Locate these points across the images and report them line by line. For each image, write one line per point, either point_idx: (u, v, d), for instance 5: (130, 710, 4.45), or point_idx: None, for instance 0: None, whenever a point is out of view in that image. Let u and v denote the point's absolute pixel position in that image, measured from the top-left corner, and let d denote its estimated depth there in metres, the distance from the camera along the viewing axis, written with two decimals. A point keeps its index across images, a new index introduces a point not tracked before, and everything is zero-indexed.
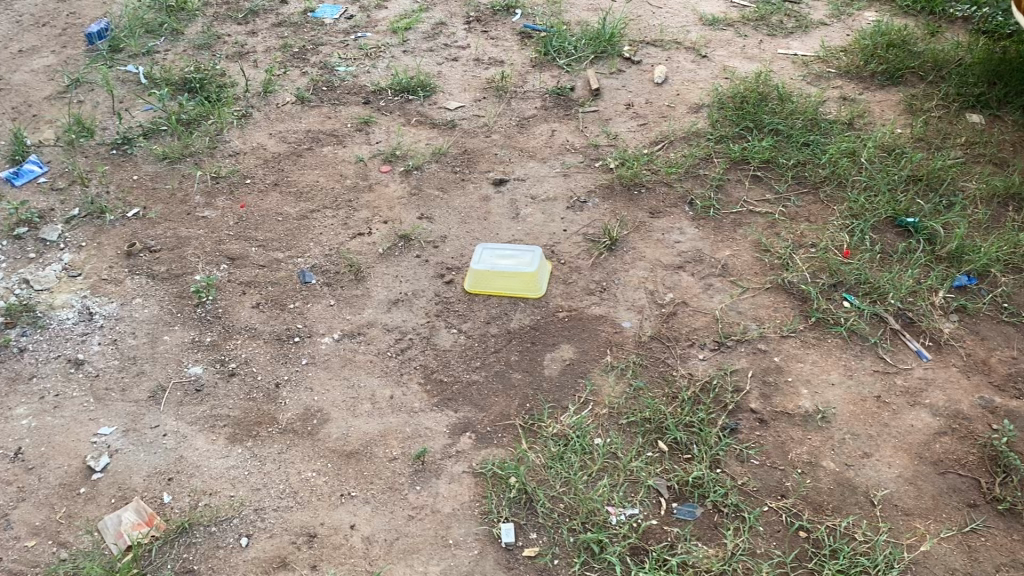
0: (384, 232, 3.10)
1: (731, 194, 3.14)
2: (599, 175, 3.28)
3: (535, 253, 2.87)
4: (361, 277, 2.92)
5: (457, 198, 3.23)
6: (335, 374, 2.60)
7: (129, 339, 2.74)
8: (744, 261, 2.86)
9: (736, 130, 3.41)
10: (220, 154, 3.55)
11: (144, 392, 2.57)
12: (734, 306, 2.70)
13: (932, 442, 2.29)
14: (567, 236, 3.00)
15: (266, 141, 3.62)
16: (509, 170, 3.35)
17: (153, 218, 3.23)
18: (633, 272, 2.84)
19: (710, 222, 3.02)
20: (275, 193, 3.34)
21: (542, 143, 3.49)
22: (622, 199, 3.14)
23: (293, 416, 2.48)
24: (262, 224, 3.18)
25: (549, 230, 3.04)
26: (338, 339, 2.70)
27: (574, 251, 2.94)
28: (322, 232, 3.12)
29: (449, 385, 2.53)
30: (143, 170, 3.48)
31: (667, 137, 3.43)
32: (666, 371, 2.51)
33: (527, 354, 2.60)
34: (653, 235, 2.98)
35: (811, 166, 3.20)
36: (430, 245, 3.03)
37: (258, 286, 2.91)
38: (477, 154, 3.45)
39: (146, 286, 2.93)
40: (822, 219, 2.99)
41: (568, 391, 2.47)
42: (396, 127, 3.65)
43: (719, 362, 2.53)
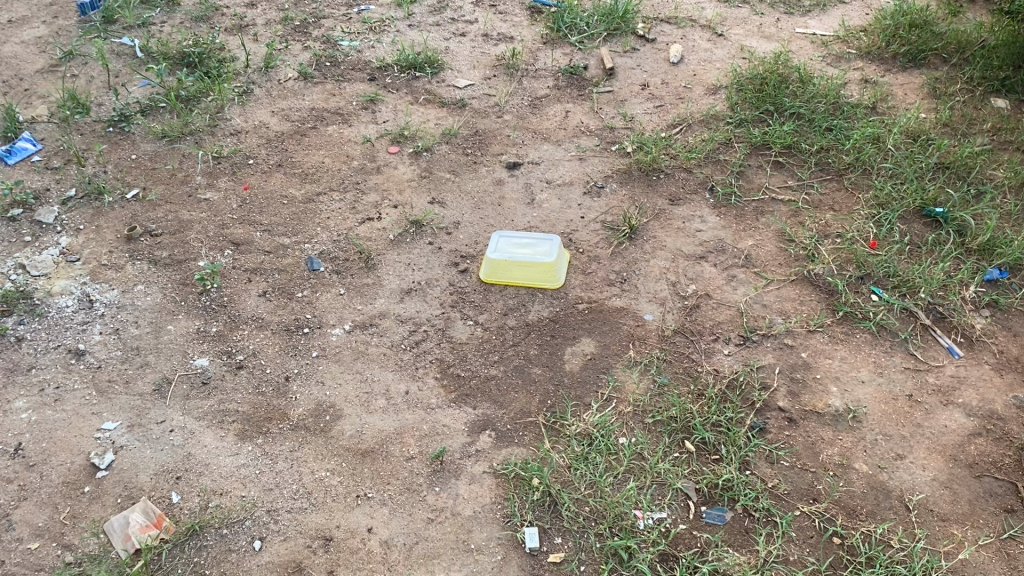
0: (395, 217, 2.99)
1: (753, 180, 3.04)
2: (615, 159, 3.18)
3: (553, 242, 2.77)
4: (372, 264, 2.82)
5: (469, 181, 3.12)
6: (348, 367, 2.51)
7: (132, 329, 2.64)
8: (769, 251, 2.77)
9: (756, 112, 3.31)
10: (220, 133, 3.42)
11: (149, 385, 2.48)
12: (759, 299, 2.62)
13: (966, 444, 2.23)
14: (584, 224, 2.91)
15: (269, 120, 3.49)
16: (522, 152, 3.24)
17: (154, 200, 3.11)
18: (654, 263, 2.75)
19: (732, 210, 2.92)
20: (280, 174, 3.22)
21: (556, 125, 3.38)
22: (640, 185, 3.05)
23: (305, 412, 2.39)
24: (267, 208, 3.07)
25: (566, 217, 2.94)
26: (349, 331, 2.61)
27: (592, 240, 2.84)
28: (329, 216, 3.01)
29: (467, 380, 2.45)
30: (141, 149, 3.36)
31: (684, 121, 3.33)
32: (692, 367, 2.43)
33: (546, 348, 2.52)
34: (674, 223, 2.89)
35: (835, 152, 3.10)
36: (442, 231, 2.93)
37: (264, 273, 2.81)
38: (489, 135, 3.34)
39: (148, 273, 2.82)
40: (847, 208, 2.90)
41: (590, 388, 2.39)
42: (403, 105, 3.53)
43: (746, 358, 2.45)
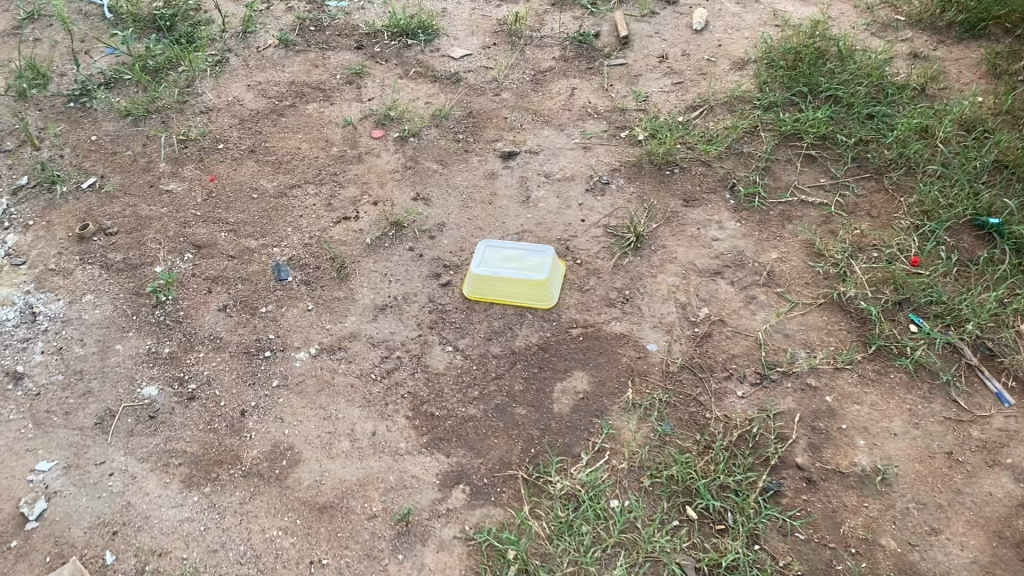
0: (374, 217, 2.68)
1: (780, 178, 2.68)
2: (624, 148, 2.82)
3: (546, 253, 2.43)
4: (344, 275, 2.52)
5: (458, 174, 2.79)
6: (310, 401, 2.23)
7: (76, 348, 2.38)
8: (794, 267, 2.43)
9: (786, 94, 2.92)
10: (189, 110, 3.10)
11: (90, 417, 2.23)
12: (779, 327, 2.29)
13: (1014, 517, 1.90)
14: (585, 229, 2.58)
15: (244, 95, 3.16)
16: (520, 138, 2.89)
17: (111, 192, 2.81)
18: (661, 279, 2.42)
19: (754, 215, 2.57)
20: (251, 162, 2.91)
21: (559, 104, 3.01)
22: (652, 181, 2.69)
23: (259, 455, 2.13)
24: (234, 203, 2.77)
25: (564, 219, 2.61)
26: (315, 355, 2.33)
27: (592, 250, 2.52)
28: (302, 214, 2.72)
29: (441, 420, 2.16)
30: (102, 128, 3.05)
31: (704, 102, 2.94)
32: (698, 413, 2.13)
33: (534, 382, 2.22)
34: (686, 230, 2.54)
35: (876, 145, 2.72)
36: (425, 235, 2.62)
37: (226, 283, 2.52)
38: (485, 117, 2.99)
39: (99, 280, 2.55)
40: (886, 216, 2.54)
41: (581, 435, 2.10)
42: (391, 80, 3.19)
43: (761, 402, 2.15)
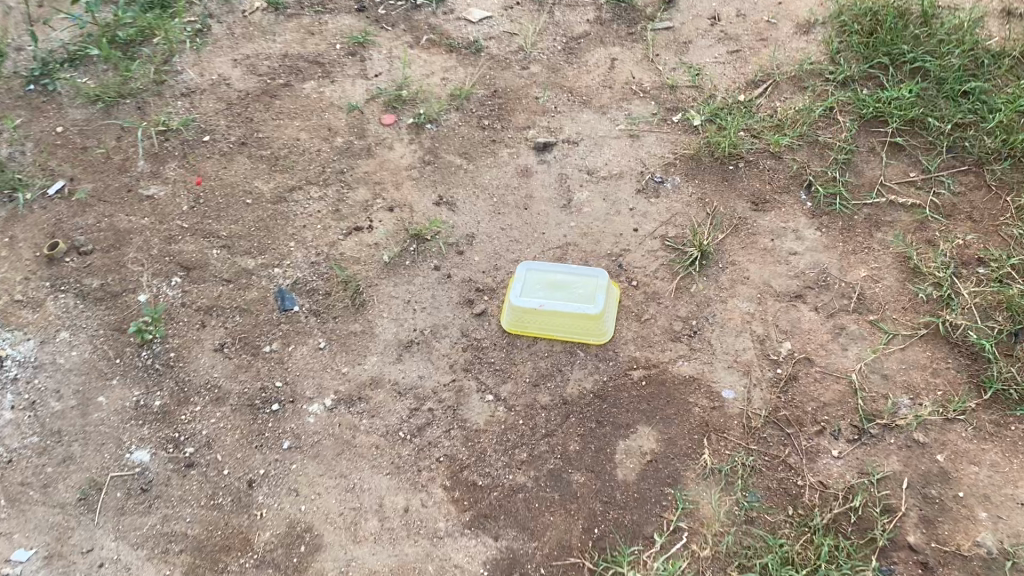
0: (390, 227, 2.31)
1: (863, 173, 2.30)
2: (678, 136, 2.42)
3: (601, 279, 2.07)
4: (360, 303, 2.16)
5: (485, 171, 2.41)
6: (329, 468, 1.90)
7: (52, 402, 2.03)
8: (888, 288, 2.08)
9: (864, 66, 2.51)
10: (168, 93, 2.68)
11: (72, 491, 1.90)
12: (877, 367, 1.96)
13: None
14: (638, 242, 2.21)
15: (230, 72, 2.74)
16: (555, 125, 2.49)
17: (83, 199, 2.42)
18: (732, 306, 2.07)
19: (836, 221, 2.20)
20: (243, 157, 2.50)
21: (598, 80, 2.60)
22: (713, 180, 2.31)
23: (272, 538, 1.80)
24: (226, 210, 2.38)
25: (614, 229, 2.24)
26: (331, 408, 1.99)
27: (649, 269, 2.16)
28: (305, 224, 2.33)
29: (485, 492, 1.84)
30: (69, 117, 2.63)
31: (767, 76, 2.54)
32: (789, 480, 1.80)
33: (592, 442, 1.89)
34: (758, 242, 2.18)
35: (974, 131, 2.33)
36: (452, 250, 2.25)
37: (222, 315, 2.16)
38: (512, 98, 2.58)
39: (75, 313, 2.19)
40: (992, 221, 2.17)
41: (652, 510, 1.78)
42: (400, 50, 2.76)
43: (861, 465, 1.83)
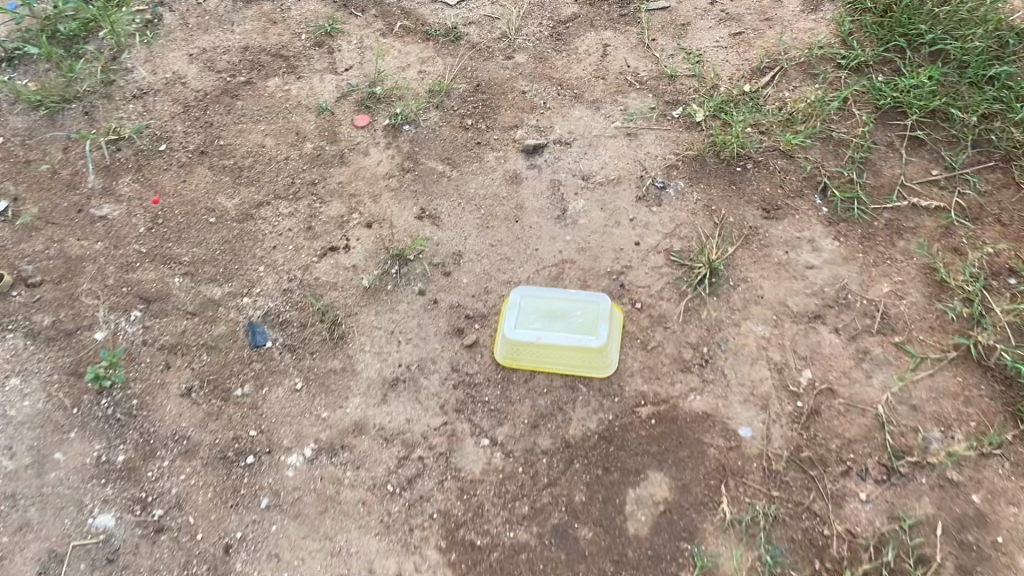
0: (368, 246, 2.11)
1: (881, 173, 2.11)
2: (680, 133, 2.22)
3: (602, 304, 1.91)
4: (339, 336, 1.98)
5: (471, 178, 2.20)
6: (312, 528, 1.72)
7: (4, 461, 1.84)
8: (913, 305, 1.91)
9: (879, 49, 2.31)
10: (119, 95, 2.45)
11: (31, 562, 1.69)
12: (905, 397, 1.80)
13: None
14: (641, 258, 2.02)
15: (186, 69, 2.51)
16: (545, 123, 2.28)
17: (29, 222, 2.20)
18: (746, 330, 1.90)
19: (855, 230, 2.02)
20: (204, 168, 2.29)
21: (590, 69, 2.40)
22: (720, 184, 2.12)
23: None
24: (187, 231, 2.17)
25: (613, 243, 2.05)
26: (312, 460, 1.82)
27: (654, 289, 1.98)
28: (276, 244, 2.13)
29: (484, 552, 1.66)
30: (9, 125, 2.39)
31: (774, 63, 2.34)
32: (816, 530, 1.65)
33: (599, 492, 1.73)
34: (771, 255, 2.00)
35: (1001, 122, 2.13)
36: (437, 271, 2.06)
37: (188, 353, 1.97)
38: (497, 92, 2.37)
39: (25, 356, 1.99)
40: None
41: (667, 569, 1.61)
42: (372, 39, 2.54)
43: (892, 509, 1.67)
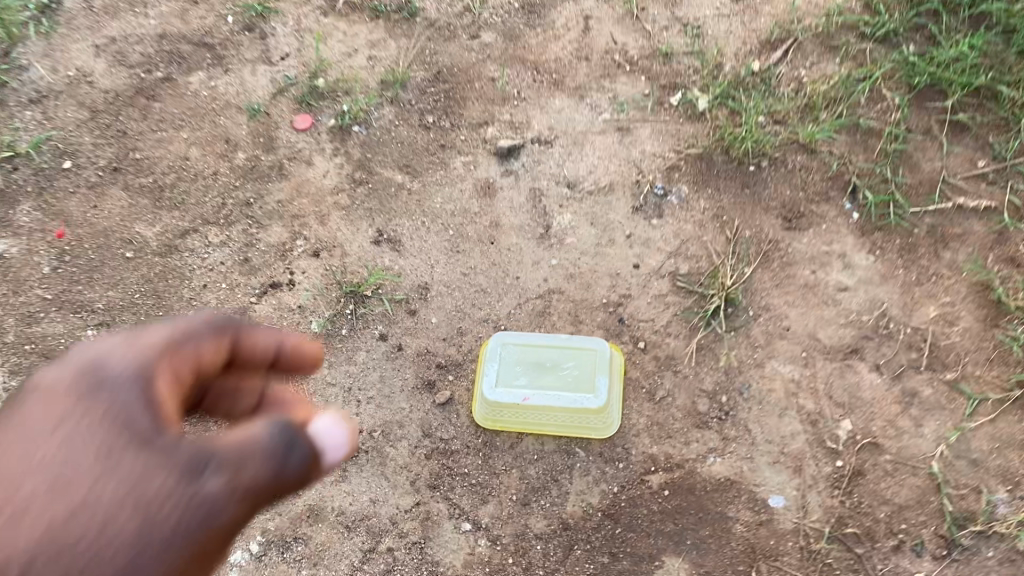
0: (316, 280, 1.77)
1: (919, 167, 1.79)
2: (680, 125, 1.88)
3: (602, 353, 1.61)
4: None
5: (435, 190, 1.85)
6: None
7: None
8: (967, 333, 1.62)
9: (909, 12, 1.96)
10: (13, 101, 2.06)
11: None
12: (963, 449, 1.51)
13: None
14: (641, 284, 1.70)
15: (92, 64, 2.11)
16: (520, 117, 1.93)
17: None
18: (770, 372, 1.60)
19: (893, 241, 1.72)
20: (118, 188, 1.92)
21: (569, 48, 2.03)
22: (730, 188, 1.79)
23: None
24: (99, 269, 1.82)
25: (608, 266, 1.73)
26: (260, 557, 1.52)
27: (659, 323, 1.66)
28: (206, 282, 1.79)
29: None
30: None
31: (787, 33, 1.98)
32: None
33: None
34: (795, 275, 1.69)
35: None
36: (400, 309, 1.73)
37: None
38: (461, 80, 2.01)
39: None
40: None
41: None
42: (311, 19, 2.15)
43: None
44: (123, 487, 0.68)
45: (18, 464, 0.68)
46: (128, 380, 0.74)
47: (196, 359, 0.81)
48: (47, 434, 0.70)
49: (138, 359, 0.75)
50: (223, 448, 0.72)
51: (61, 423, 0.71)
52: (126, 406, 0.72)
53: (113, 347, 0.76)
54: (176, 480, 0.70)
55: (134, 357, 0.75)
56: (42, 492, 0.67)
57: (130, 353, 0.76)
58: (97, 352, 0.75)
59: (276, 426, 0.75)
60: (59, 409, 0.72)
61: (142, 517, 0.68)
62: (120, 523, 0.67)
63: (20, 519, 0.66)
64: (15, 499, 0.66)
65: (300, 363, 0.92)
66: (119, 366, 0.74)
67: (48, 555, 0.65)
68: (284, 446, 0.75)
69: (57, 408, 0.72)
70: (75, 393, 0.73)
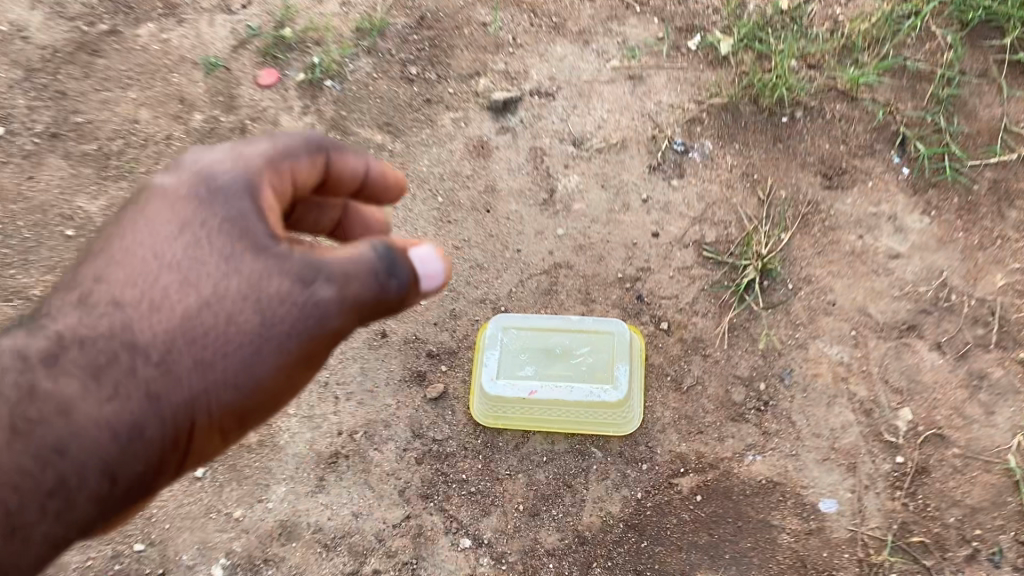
0: None
1: (977, 114, 1.56)
2: (700, 73, 1.64)
3: (620, 336, 1.38)
4: None
5: (420, 152, 1.61)
6: None
7: None
8: None
9: None
10: None
11: None
12: None
13: None
14: (662, 255, 1.47)
15: (27, 17, 1.85)
16: (516, 67, 1.68)
17: None
18: (815, 354, 1.38)
19: (950, 200, 1.49)
20: (57, 156, 1.67)
21: None
22: (761, 142, 1.55)
23: None
24: (35, 249, 1.57)
25: (622, 235, 1.50)
26: None
27: (684, 299, 1.43)
28: None
29: None
30: None
31: None
32: None
33: None
34: (839, 242, 1.46)
35: None
36: None
37: None
38: (448, 26, 1.76)
39: None
40: None
41: None
42: None
43: None
44: (248, 289, 0.76)
45: (149, 263, 0.75)
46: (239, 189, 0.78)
47: (297, 174, 0.84)
48: (170, 240, 0.76)
49: (247, 168, 0.79)
50: (331, 263, 0.78)
51: (183, 227, 0.77)
52: (239, 213, 0.77)
53: (221, 160, 0.80)
54: (296, 287, 0.77)
55: (243, 165, 0.79)
56: (175, 288, 0.74)
57: (241, 166, 0.79)
58: (205, 164, 0.80)
59: (381, 246, 0.80)
60: (177, 214, 0.77)
61: (264, 311, 0.76)
62: (243, 316, 0.75)
63: (159, 305, 0.74)
64: (152, 286, 0.74)
65: (386, 189, 0.96)
66: (230, 174, 0.79)
67: (185, 341, 0.74)
68: (389, 267, 0.79)
69: (180, 209, 0.77)
70: (192, 200, 0.78)
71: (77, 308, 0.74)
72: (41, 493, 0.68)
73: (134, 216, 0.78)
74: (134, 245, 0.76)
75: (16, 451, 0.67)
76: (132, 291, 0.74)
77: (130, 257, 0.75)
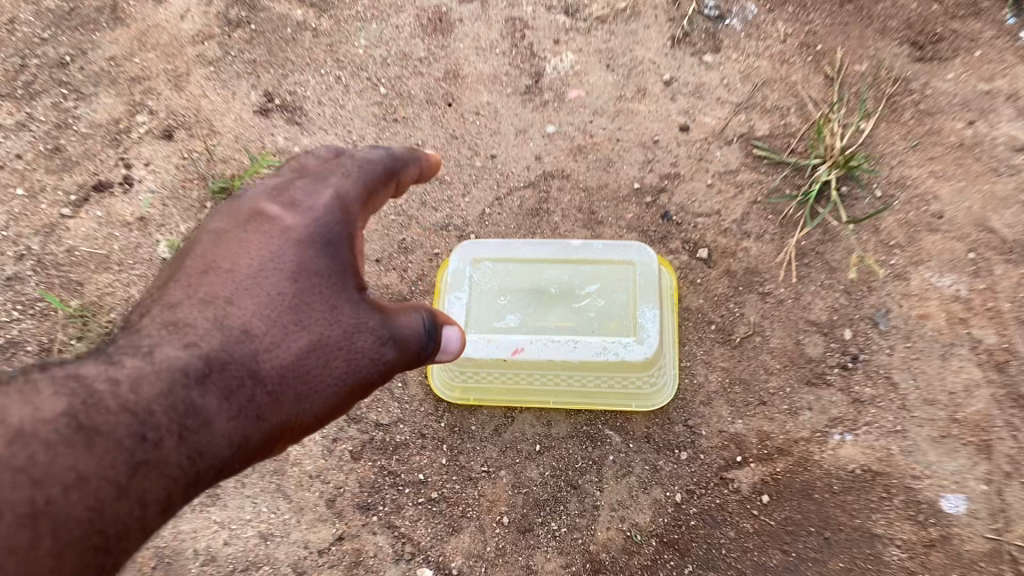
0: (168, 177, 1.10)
1: None
2: None
3: (647, 266, 0.94)
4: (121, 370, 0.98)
5: (356, 29, 1.17)
6: None
7: None
8: None
9: None
10: None
11: None
12: None
13: None
14: (695, 155, 1.05)
15: None
16: None
17: None
18: (919, 288, 0.95)
19: None
20: None
21: None
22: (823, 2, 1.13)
23: None
24: None
25: (638, 130, 1.08)
26: None
27: (728, 217, 1.02)
28: None
29: None
30: None
31: None
32: None
33: None
34: (940, 132, 1.03)
35: None
36: None
37: None
38: None
39: None
40: None
41: None
42: None
43: None
44: (345, 339, 0.57)
45: (262, 295, 0.55)
46: (348, 239, 0.60)
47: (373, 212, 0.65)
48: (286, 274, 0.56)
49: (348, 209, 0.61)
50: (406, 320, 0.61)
51: (300, 266, 0.57)
52: (341, 265, 0.59)
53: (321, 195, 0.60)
54: (379, 346, 0.59)
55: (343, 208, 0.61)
56: (286, 328, 0.55)
57: (353, 211, 0.61)
58: (305, 202, 0.60)
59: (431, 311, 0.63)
60: (294, 249, 0.57)
61: (353, 366, 0.58)
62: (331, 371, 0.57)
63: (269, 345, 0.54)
64: (270, 320, 0.54)
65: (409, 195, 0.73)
66: (333, 214, 0.60)
67: (293, 391, 0.55)
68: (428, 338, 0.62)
69: (282, 244, 0.57)
70: (305, 237, 0.58)
71: (194, 324, 0.52)
72: (184, 484, 0.48)
73: (237, 238, 0.57)
74: (244, 268, 0.56)
75: (174, 451, 0.47)
76: (246, 320, 0.53)
77: (241, 279, 0.55)
